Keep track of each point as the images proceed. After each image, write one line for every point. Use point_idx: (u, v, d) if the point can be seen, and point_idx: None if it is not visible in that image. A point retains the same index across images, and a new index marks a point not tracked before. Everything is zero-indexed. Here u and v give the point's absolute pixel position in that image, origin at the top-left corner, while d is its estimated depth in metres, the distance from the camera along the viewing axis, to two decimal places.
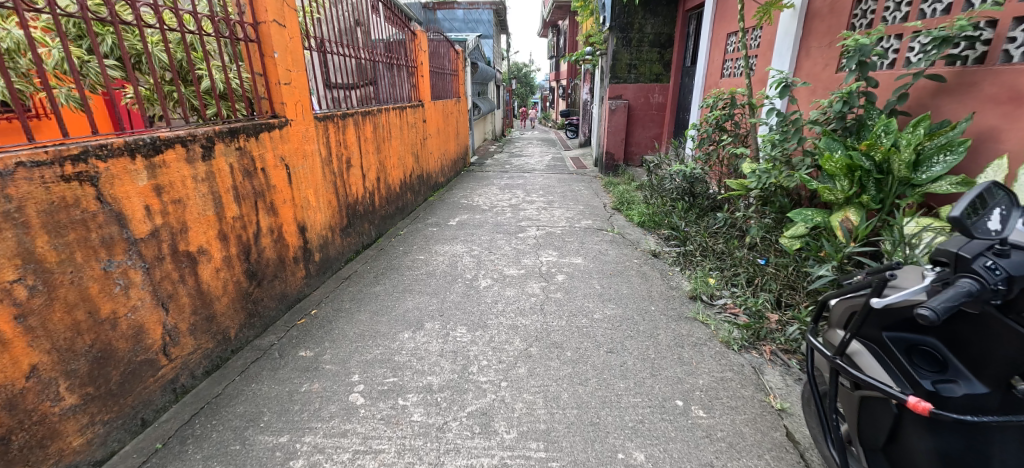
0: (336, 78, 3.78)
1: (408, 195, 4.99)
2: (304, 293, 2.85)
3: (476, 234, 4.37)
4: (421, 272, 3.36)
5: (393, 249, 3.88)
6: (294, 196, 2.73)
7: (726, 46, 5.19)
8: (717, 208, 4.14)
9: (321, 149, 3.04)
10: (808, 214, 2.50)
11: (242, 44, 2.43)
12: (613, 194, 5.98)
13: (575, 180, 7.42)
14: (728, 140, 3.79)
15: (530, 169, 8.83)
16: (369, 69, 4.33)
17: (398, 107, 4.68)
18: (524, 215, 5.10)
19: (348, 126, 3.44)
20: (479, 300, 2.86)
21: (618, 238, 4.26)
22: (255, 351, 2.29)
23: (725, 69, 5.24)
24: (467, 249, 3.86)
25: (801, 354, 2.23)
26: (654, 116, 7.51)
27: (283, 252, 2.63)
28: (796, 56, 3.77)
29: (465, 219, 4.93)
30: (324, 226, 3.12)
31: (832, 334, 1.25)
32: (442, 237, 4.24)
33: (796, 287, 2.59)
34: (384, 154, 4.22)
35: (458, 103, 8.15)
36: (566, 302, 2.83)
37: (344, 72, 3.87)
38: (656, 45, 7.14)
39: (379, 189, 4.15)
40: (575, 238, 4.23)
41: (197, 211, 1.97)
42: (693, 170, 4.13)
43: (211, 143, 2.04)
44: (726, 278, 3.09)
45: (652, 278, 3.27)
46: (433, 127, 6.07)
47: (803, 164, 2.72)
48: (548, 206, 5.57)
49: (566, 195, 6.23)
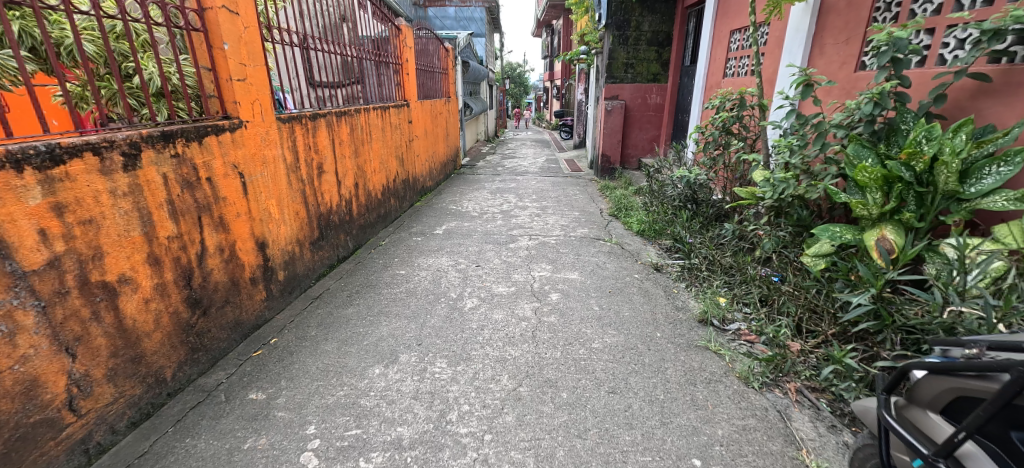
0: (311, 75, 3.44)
1: (391, 202, 4.66)
2: (264, 318, 2.52)
3: (464, 244, 4.04)
4: (401, 291, 3.03)
5: (372, 262, 3.55)
6: (252, 208, 2.39)
7: (730, 44, 4.91)
8: (723, 217, 3.85)
9: (286, 155, 2.70)
10: (836, 231, 2.22)
11: (185, 33, 2.08)
12: (610, 200, 5.67)
13: (570, 184, 7.12)
14: (736, 144, 3.49)
15: (523, 172, 8.51)
16: (351, 67, 4.00)
17: (381, 108, 4.33)
18: (515, 223, 4.77)
19: (320, 128, 3.10)
20: (463, 325, 2.53)
21: (617, 248, 3.96)
22: (197, 393, 1.96)
23: (729, 68, 4.95)
24: (452, 263, 3.53)
25: (831, 394, 1.94)
26: (651, 118, 7.22)
27: (238, 273, 2.30)
28: (809, 54, 3.49)
29: (453, 227, 4.60)
30: (290, 240, 2.78)
31: (929, 424, 1.10)
32: (426, 248, 3.90)
33: (819, 311, 2.30)
34: (363, 158, 3.88)
35: (448, 103, 7.82)
36: (561, 327, 2.51)
37: (320, 70, 3.53)
38: (654, 43, 6.84)
39: (358, 197, 3.81)
40: (570, 249, 3.91)
41: (117, 232, 1.64)
42: (697, 176, 3.84)
43: (137, 149, 1.71)
44: (737, 298, 2.80)
45: (656, 297, 2.96)
46: (420, 128, 5.74)
47: (827, 173, 2.43)
48: (542, 213, 5.25)
49: (560, 200, 5.91)
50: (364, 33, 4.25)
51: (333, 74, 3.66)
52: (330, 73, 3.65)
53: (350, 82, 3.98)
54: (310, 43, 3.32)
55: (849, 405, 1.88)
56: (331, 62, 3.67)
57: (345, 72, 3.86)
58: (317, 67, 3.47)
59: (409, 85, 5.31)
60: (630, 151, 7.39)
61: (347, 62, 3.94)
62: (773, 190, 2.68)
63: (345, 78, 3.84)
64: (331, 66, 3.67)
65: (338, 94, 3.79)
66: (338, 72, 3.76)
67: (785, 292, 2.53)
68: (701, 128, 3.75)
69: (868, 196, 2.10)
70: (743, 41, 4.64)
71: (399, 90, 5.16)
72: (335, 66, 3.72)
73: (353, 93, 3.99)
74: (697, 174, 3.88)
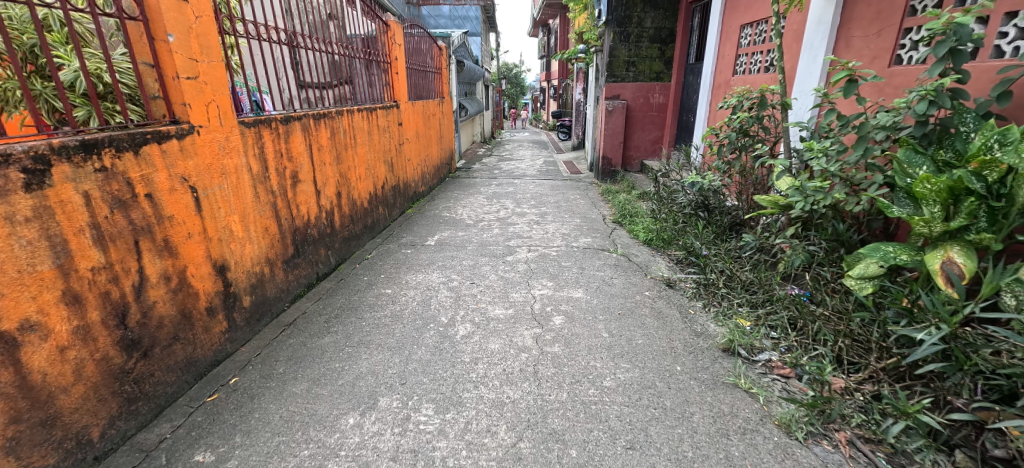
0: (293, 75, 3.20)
1: (380, 210, 4.34)
2: (225, 352, 2.20)
3: (457, 257, 3.71)
4: (385, 314, 2.70)
5: (355, 278, 3.23)
6: (208, 227, 2.07)
7: (741, 39, 4.60)
8: (739, 226, 3.54)
9: (251, 163, 2.37)
10: (888, 251, 1.90)
11: (119, 23, 1.76)
12: (613, 205, 5.35)
13: (570, 188, 6.80)
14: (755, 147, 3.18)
15: (520, 175, 8.18)
16: (339, 67, 3.75)
17: (367, 109, 4.01)
18: (513, 232, 4.45)
19: (294, 132, 2.77)
20: (454, 359, 2.21)
21: (624, 261, 3.64)
22: (133, 454, 1.65)
23: (739, 65, 4.65)
24: (444, 280, 3.20)
25: (890, 446, 1.62)
26: (654, 118, 6.91)
27: (190, 304, 1.98)
28: (834, 48, 3.18)
29: (446, 237, 4.27)
30: (259, 260, 2.45)
31: None
32: (416, 262, 3.57)
33: (864, 341, 1.99)
34: (346, 164, 3.54)
35: (442, 104, 7.51)
36: (566, 360, 2.19)
37: (303, 69, 3.28)
38: (657, 40, 6.53)
39: (341, 207, 3.48)
40: (572, 262, 3.59)
41: (16, 268, 1.35)
42: (710, 182, 3.54)
43: (44, 165, 1.41)
44: (762, 320, 2.50)
45: (671, 319, 2.65)
46: (412, 130, 5.42)
47: (871, 182, 2.12)
48: (541, 220, 4.93)
49: (560, 206, 5.59)
50: (353, 31, 4.00)
51: (317, 75, 3.42)
52: (314, 73, 3.40)
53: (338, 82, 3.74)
54: (292, 41, 3.07)
55: (914, 462, 1.56)
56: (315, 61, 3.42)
57: (331, 72, 3.61)
58: (300, 66, 3.23)
59: (400, 84, 4.99)
60: (632, 153, 7.08)
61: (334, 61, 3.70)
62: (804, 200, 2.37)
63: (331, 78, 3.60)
64: (316, 65, 3.42)
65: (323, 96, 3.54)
66: (324, 72, 3.51)
67: (819, 316, 2.23)
68: (714, 129, 3.44)
69: (924, 209, 1.80)
70: (755, 36, 4.34)
71: (389, 90, 4.84)
72: (320, 66, 3.47)
73: (339, 94, 3.73)
74: (711, 179, 3.59)
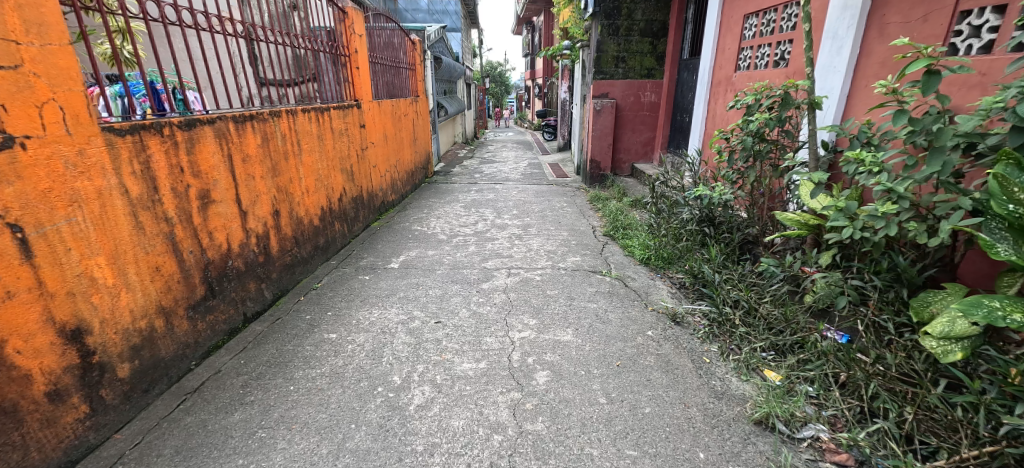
0: (250, 71, 2.95)
1: (336, 226, 3.74)
2: (85, 447, 1.61)
3: (424, 284, 3.13)
4: (323, 373, 2.11)
5: (295, 318, 2.63)
6: (46, 279, 1.48)
7: (744, 30, 4.12)
8: (751, 245, 3.06)
9: (128, 183, 1.78)
10: (993, 307, 1.38)
11: None
12: (604, 216, 4.83)
13: (556, 194, 6.27)
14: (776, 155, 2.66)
15: (502, 179, 7.62)
16: (301, 63, 3.46)
17: (318, 110, 3.42)
18: (491, 250, 3.89)
19: (201, 138, 2.16)
20: (401, 449, 1.64)
21: (620, 286, 3.12)
22: None
23: (743, 59, 4.15)
24: (403, 320, 2.61)
25: None
26: (644, 118, 6.41)
27: (14, 393, 1.40)
28: (864, 39, 2.72)
29: (414, 257, 3.69)
30: (145, 310, 1.86)
31: None
32: (372, 293, 2.97)
33: (956, 425, 1.51)
34: (287, 175, 2.93)
35: (417, 103, 6.91)
36: (553, 446, 1.65)
37: (261, 65, 3.03)
38: (648, 34, 6.02)
39: (280, 229, 2.86)
40: (560, 289, 3.05)
41: None
42: (721, 194, 3.04)
43: None
44: (796, 373, 2.05)
45: (682, 372, 2.13)
46: (378, 133, 4.82)
47: (949, 208, 1.59)
48: (523, 234, 4.38)
49: (545, 216, 5.05)
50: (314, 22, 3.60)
51: (277, 70, 3.17)
52: (272, 69, 3.14)
53: (300, 79, 3.47)
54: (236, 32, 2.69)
55: None
56: (274, 56, 3.17)
57: (293, 68, 3.34)
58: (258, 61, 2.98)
59: (364, 81, 4.42)
60: (621, 155, 6.58)
61: (295, 56, 3.40)
62: (853, 227, 1.88)
63: (292, 75, 3.34)
64: (275, 60, 3.16)
65: (283, 94, 3.29)
66: (283, 68, 3.25)
67: (873, 373, 1.79)
68: (724, 133, 2.93)
69: None
70: (761, 26, 3.85)
71: (351, 88, 4.25)
72: (280, 61, 3.22)
73: (298, 93, 3.42)
74: (720, 191, 3.07)
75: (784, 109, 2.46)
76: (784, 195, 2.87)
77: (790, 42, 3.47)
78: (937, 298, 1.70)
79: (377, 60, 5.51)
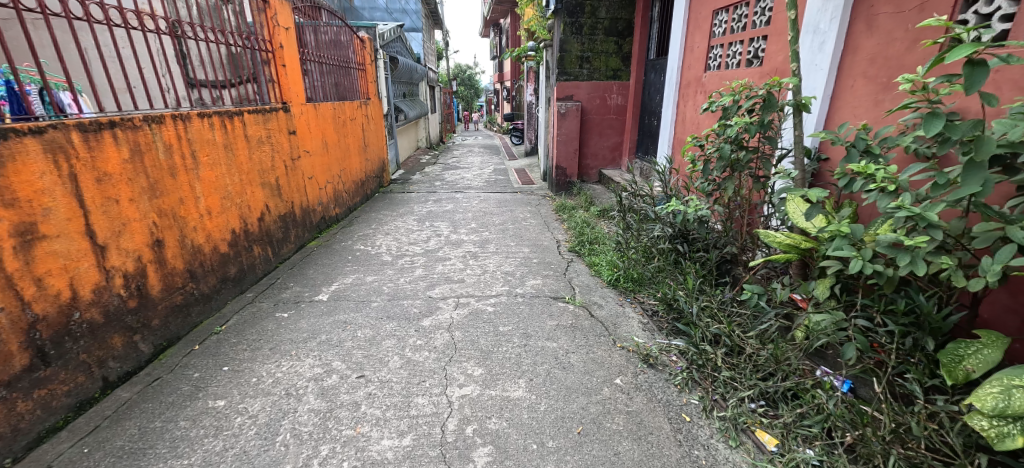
0: (178, 71, 2.74)
1: (256, 251, 3.19)
2: None
3: (353, 322, 2.62)
4: (192, 463, 1.60)
5: (178, 377, 2.08)
6: None
7: (713, 27, 3.80)
8: (729, 264, 2.72)
9: None
10: None
11: None
12: (570, 229, 4.42)
13: (520, 203, 5.85)
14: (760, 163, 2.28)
15: (464, 187, 7.12)
16: (237, 62, 3.22)
17: (227, 115, 2.88)
18: (440, 273, 3.41)
19: (18, 155, 1.63)
20: None
21: (584, 316, 2.71)
22: None
23: (712, 58, 3.82)
24: (318, 375, 2.10)
25: None
26: (612, 122, 6.06)
27: None
28: (849, 33, 2.41)
29: (349, 285, 3.18)
30: None
31: None
32: (287, 337, 2.45)
33: None
34: (174, 196, 2.38)
35: (369, 106, 6.37)
36: None
37: (190, 64, 2.81)
38: (613, 33, 5.68)
39: (167, 263, 2.31)
40: (513, 323, 2.60)
41: None
42: (696, 209, 2.63)
43: None
44: (792, 433, 1.68)
45: (655, 438, 1.73)
46: (315, 139, 4.30)
47: (992, 240, 1.24)
48: (479, 252, 3.92)
49: (506, 229, 4.60)
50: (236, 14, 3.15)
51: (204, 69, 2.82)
52: (204, 68, 2.92)
53: (237, 80, 3.25)
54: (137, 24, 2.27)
55: None
56: (207, 55, 2.95)
57: (229, 68, 3.12)
58: (188, 60, 2.78)
59: (296, 81, 3.94)
60: (588, 161, 6.23)
61: (231, 55, 3.17)
62: (862, 258, 1.53)
63: (227, 75, 3.12)
64: (208, 59, 2.95)
65: (218, 96, 3.07)
66: (217, 68, 3.03)
67: (890, 440, 1.44)
68: (697, 138, 2.56)
69: None
70: (731, 23, 3.52)
71: (277, 89, 3.73)
72: (213, 60, 3.00)
73: (232, 94, 3.17)
74: (695, 206, 2.65)
75: (769, 113, 2.10)
76: (763, 209, 2.53)
77: (765, 39, 3.15)
78: (970, 352, 1.37)
79: (321, 60, 5.02)
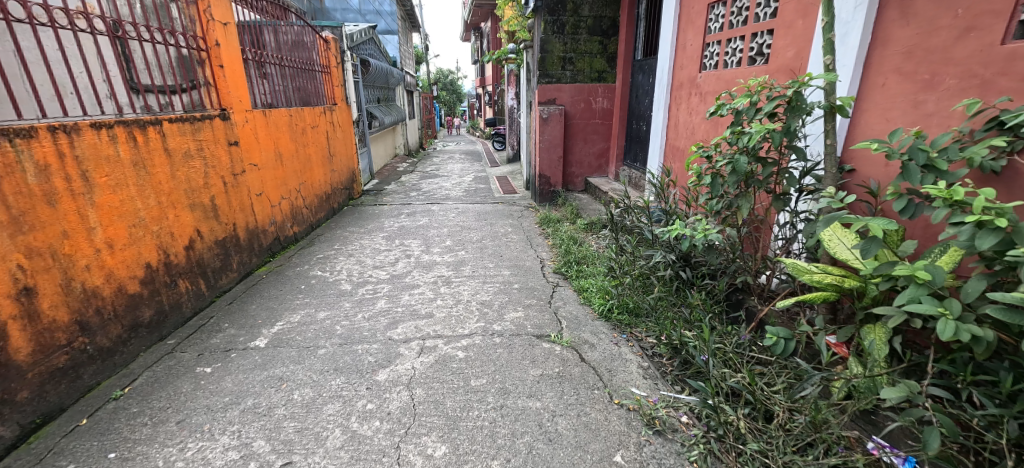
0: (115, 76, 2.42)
1: (182, 285, 2.72)
2: None
3: (291, 377, 2.15)
4: None
5: None
6: None
7: (708, 22, 3.40)
8: (741, 295, 2.32)
9: None
10: None
11: None
12: (555, 246, 3.99)
13: (500, 216, 5.41)
14: (786, 177, 1.85)
15: (442, 198, 6.65)
16: (184, 65, 2.96)
17: (138, 125, 2.42)
18: (404, 306, 2.94)
19: None
20: None
21: (572, 359, 2.28)
22: None
23: (708, 57, 3.42)
24: (230, 464, 1.64)
25: None
26: (597, 127, 5.67)
27: None
28: (879, 24, 2.02)
29: (295, 324, 2.70)
30: None
31: None
32: (203, 405, 1.98)
33: None
34: (49, 230, 1.93)
35: (336, 112, 5.87)
36: None
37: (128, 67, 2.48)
38: (597, 32, 5.30)
39: (38, 315, 1.86)
40: (487, 373, 2.15)
41: None
42: (704, 233, 2.15)
43: None
44: None
45: None
46: (265, 151, 3.80)
47: None
48: (453, 276, 3.45)
49: (484, 248, 4.14)
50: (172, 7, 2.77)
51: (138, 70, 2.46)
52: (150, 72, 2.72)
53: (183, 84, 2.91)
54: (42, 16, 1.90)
55: None
56: (153, 58, 2.74)
57: (178, 72, 2.90)
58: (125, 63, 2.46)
59: (239, 84, 3.46)
60: (573, 169, 5.83)
61: (179, 58, 2.94)
62: (952, 314, 1.12)
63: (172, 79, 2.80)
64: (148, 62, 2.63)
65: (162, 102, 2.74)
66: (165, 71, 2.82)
67: None
68: (705, 148, 2.16)
69: None
70: (729, 16, 3.13)
71: (215, 93, 3.24)
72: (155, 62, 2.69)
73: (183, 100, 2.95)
74: (703, 229, 2.16)
75: (796, 119, 1.69)
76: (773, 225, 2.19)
77: (770, 34, 2.76)
78: None
79: (282, 63, 4.60)
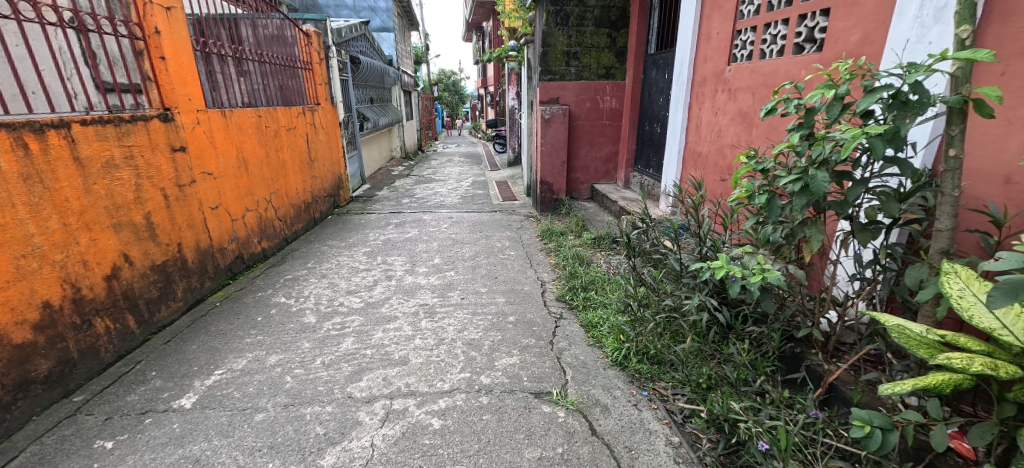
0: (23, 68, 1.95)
1: (99, 325, 2.22)
2: None
3: (208, 462, 1.62)
4: None
5: None
6: None
7: (739, 5, 2.85)
8: (797, 346, 1.80)
9: None
10: None
11: None
12: (559, 265, 3.47)
13: (497, 227, 4.89)
14: (885, 203, 1.32)
15: (436, 205, 6.12)
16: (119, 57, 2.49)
17: (33, 127, 1.94)
18: (374, 347, 2.41)
19: None
20: None
21: (580, 431, 1.75)
22: None
23: (739, 47, 2.87)
24: None
25: None
26: (604, 128, 5.14)
27: None
28: None
29: (236, 374, 2.18)
30: None
31: None
32: None
33: None
34: None
35: (319, 112, 5.37)
36: None
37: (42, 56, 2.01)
38: (605, 23, 4.78)
39: None
40: (466, 455, 1.63)
41: None
42: (762, 269, 1.57)
43: None
44: None
45: None
46: (223, 157, 3.30)
47: None
48: (438, 305, 2.92)
49: (478, 267, 3.61)
50: None
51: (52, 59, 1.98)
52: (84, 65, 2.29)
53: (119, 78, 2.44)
54: None
55: None
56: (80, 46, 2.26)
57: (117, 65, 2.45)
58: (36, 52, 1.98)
59: (187, 79, 2.96)
60: (578, 175, 5.31)
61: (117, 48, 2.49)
62: None
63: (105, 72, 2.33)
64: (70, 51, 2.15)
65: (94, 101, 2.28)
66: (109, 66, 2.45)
67: None
68: (758, 160, 1.63)
69: None
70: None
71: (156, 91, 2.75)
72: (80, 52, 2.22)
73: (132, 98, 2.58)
74: (760, 263, 1.59)
75: (907, 119, 1.16)
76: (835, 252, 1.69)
77: (825, 14, 2.18)
78: None
79: (263, 60, 4.15)
